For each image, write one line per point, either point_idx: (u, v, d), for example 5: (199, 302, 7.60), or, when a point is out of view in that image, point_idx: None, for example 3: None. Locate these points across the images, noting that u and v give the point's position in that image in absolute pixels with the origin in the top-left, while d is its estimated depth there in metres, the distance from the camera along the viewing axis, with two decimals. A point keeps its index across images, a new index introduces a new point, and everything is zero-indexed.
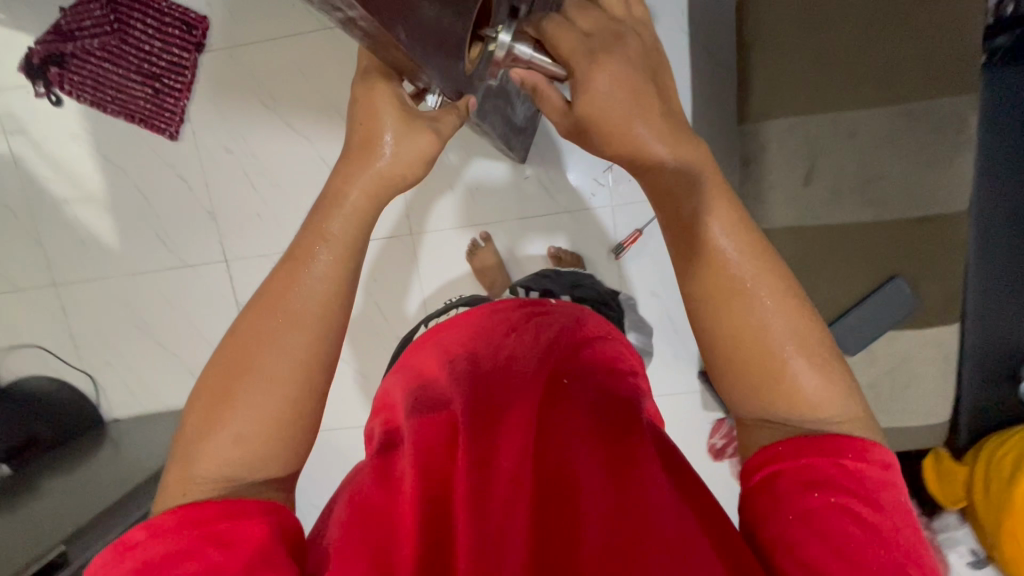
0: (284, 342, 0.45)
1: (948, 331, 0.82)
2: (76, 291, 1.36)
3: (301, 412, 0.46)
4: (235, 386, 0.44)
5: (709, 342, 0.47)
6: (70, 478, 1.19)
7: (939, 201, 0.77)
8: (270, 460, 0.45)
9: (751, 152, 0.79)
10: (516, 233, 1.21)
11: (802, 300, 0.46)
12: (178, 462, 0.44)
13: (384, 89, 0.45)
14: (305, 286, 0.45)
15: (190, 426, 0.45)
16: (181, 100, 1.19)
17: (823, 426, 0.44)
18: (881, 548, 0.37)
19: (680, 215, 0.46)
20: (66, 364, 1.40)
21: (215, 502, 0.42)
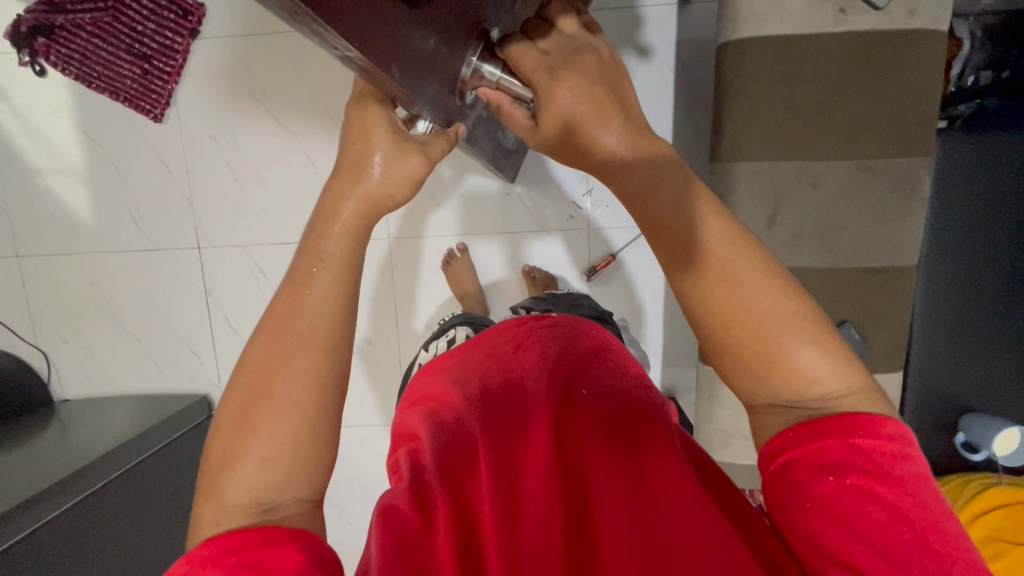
0: (295, 363, 0.45)
1: (892, 379, 0.86)
2: (38, 264, 1.33)
3: (315, 428, 0.45)
4: (254, 412, 0.44)
5: (706, 334, 0.46)
6: (11, 456, 1.15)
7: (891, 254, 0.81)
8: (298, 480, 0.45)
9: (720, 192, 0.82)
10: (494, 247, 1.23)
11: (785, 280, 0.44)
12: (206, 496, 0.44)
13: (376, 112, 0.47)
14: (307, 309, 0.45)
15: (213, 458, 0.44)
16: (169, 83, 1.19)
17: (827, 403, 0.43)
18: (905, 527, 0.38)
19: (653, 218, 0.44)
20: (19, 338, 1.36)
21: (242, 531, 0.42)
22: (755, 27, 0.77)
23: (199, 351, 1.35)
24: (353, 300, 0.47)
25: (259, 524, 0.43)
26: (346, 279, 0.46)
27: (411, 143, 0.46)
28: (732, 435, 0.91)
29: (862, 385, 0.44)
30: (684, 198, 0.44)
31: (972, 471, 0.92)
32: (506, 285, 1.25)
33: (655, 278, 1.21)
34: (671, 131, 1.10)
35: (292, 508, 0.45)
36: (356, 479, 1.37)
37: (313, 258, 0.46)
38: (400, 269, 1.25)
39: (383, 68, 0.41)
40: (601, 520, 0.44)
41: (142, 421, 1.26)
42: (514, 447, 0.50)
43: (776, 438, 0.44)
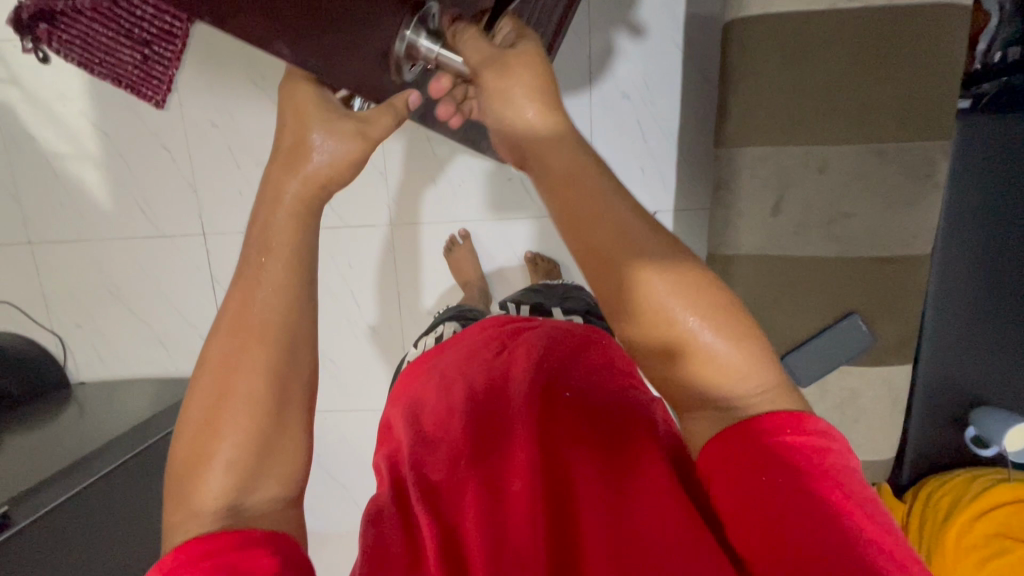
0: (251, 360, 0.44)
1: (900, 372, 0.83)
2: (51, 251, 1.35)
3: (278, 428, 0.45)
4: (218, 414, 0.44)
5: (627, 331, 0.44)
6: (30, 437, 1.20)
7: (902, 243, 0.77)
8: (267, 475, 0.45)
9: (724, 178, 0.80)
10: (494, 234, 1.22)
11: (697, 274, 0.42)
12: (173, 501, 0.44)
13: (307, 92, 0.48)
14: (261, 302, 0.45)
15: (179, 463, 0.44)
16: (170, 68, 1.18)
17: (744, 404, 0.43)
18: (838, 520, 0.36)
19: (573, 208, 0.42)
20: (35, 323, 1.40)
21: (215, 535, 0.41)
22: (762, 3, 0.73)
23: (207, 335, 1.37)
24: (308, 283, 0.47)
25: (228, 528, 0.42)
26: (291, 263, 0.46)
27: (345, 123, 0.47)
28: None
29: (776, 380, 0.43)
30: (613, 205, 0.42)
31: (981, 466, 0.89)
32: (506, 274, 1.24)
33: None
34: (678, 113, 1.07)
35: (265, 504, 0.45)
36: (362, 462, 1.39)
37: (262, 240, 0.46)
38: (400, 255, 1.25)
39: (269, 45, 0.44)
40: (585, 524, 0.43)
41: (155, 404, 1.29)
42: (494, 455, 0.49)
43: (710, 447, 0.43)
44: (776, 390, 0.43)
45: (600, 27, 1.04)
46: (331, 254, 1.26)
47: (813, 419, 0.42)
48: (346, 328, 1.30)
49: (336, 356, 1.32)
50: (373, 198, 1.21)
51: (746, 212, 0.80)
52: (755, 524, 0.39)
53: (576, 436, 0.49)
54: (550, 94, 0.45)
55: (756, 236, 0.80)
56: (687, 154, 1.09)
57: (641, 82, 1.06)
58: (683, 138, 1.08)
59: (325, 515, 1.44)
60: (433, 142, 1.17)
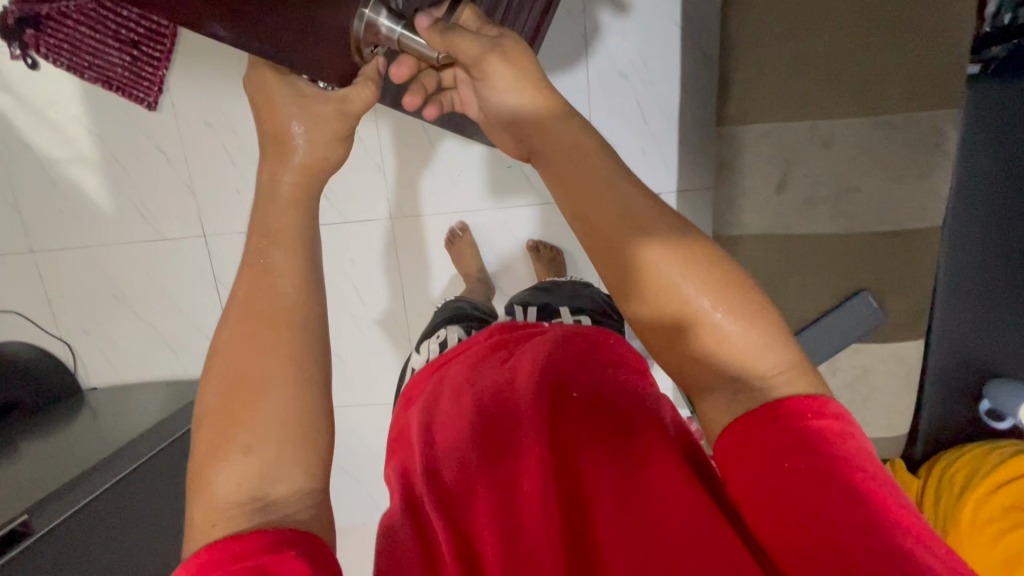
0: (268, 347, 0.44)
1: (913, 346, 0.82)
2: (53, 259, 1.35)
3: (299, 414, 0.44)
4: (238, 401, 0.43)
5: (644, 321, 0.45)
6: (46, 443, 1.21)
7: (911, 216, 0.76)
8: (290, 470, 0.42)
9: (726, 157, 0.79)
10: (495, 223, 1.20)
11: (708, 257, 0.44)
12: (197, 499, 0.41)
13: (274, 81, 0.50)
14: (275, 284, 0.46)
15: (200, 455, 0.42)
16: (160, 69, 1.17)
17: (768, 381, 0.43)
18: (858, 505, 0.36)
19: (580, 206, 0.45)
20: (43, 331, 1.40)
21: (244, 532, 0.39)
22: None
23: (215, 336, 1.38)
24: (314, 274, 0.48)
25: (258, 524, 0.39)
26: (292, 252, 0.47)
27: (323, 105, 0.49)
28: None
29: (795, 356, 0.44)
30: (613, 200, 0.44)
31: (996, 438, 0.88)
32: (509, 266, 1.23)
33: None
34: (677, 91, 1.04)
35: (291, 502, 0.42)
36: (374, 456, 1.40)
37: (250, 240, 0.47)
38: (401, 249, 1.24)
39: (208, 26, 0.45)
40: (598, 523, 0.43)
41: (167, 407, 1.30)
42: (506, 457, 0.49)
43: (727, 433, 0.43)
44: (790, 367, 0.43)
45: (594, 6, 1.01)
46: (333, 254, 1.26)
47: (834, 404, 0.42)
48: (351, 324, 1.30)
49: (342, 352, 1.33)
50: (369, 194, 1.20)
51: (751, 190, 0.78)
52: (772, 509, 0.38)
53: (590, 435, 0.48)
54: (540, 87, 0.48)
55: (762, 216, 0.79)
56: (688, 134, 1.07)
57: (638, 60, 1.03)
58: (683, 117, 1.06)
59: (340, 509, 1.45)
60: (428, 132, 1.15)
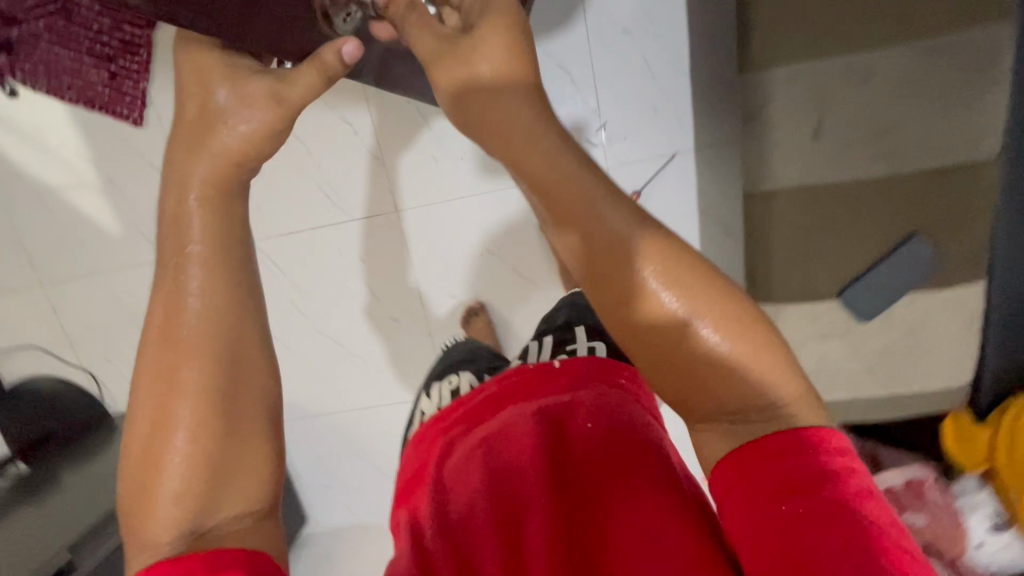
0: (183, 380, 0.47)
1: (974, 292, 0.75)
2: (63, 289, 1.33)
3: (223, 449, 0.47)
4: (155, 442, 0.46)
5: (644, 348, 0.47)
6: (84, 473, 1.22)
7: (967, 149, 0.68)
8: (239, 497, 0.48)
9: (752, 106, 0.72)
10: (505, 204, 1.15)
11: (716, 291, 0.45)
12: (133, 524, 0.47)
13: (212, 62, 0.50)
14: (184, 320, 0.48)
15: (134, 494, 0.47)
16: (140, 82, 1.12)
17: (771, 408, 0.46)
18: (856, 549, 0.39)
19: (575, 218, 0.45)
20: (65, 362, 1.40)
21: (191, 559, 0.44)
22: None
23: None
24: (234, 296, 0.49)
25: (197, 548, 0.45)
26: (199, 288, 0.48)
27: (256, 87, 0.49)
28: None
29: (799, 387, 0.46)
30: (620, 222, 0.45)
31: None
32: (520, 249, 1.18)
33: (683, 211, 1.09)
34: (686, 41, 0.96)
35: (238, 520, 0.48)
36: None
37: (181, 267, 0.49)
38: (412, 241, 1.20)
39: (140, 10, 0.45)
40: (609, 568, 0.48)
41: None
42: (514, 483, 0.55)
43: (723, 461, 0.47)
44: (795, 393, 0.46)
45: None
46: (305, 258, 1.22)
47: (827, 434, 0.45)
48: (370, 324, 1.26)
49: (363, 353, 1.30)
50: (369, 188, 1.16)
51: (782, 140, 0.72)
52: (758, 531, 0.43)
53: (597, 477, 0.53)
54: (518, 75, 0.47)
55: (795, 166, 0.72)
56: (700, 86, 0.99)
57: (641, 11, 0.95)
58: (694, 69, 0.98)
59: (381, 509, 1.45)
60: (424, 115, 1.09)
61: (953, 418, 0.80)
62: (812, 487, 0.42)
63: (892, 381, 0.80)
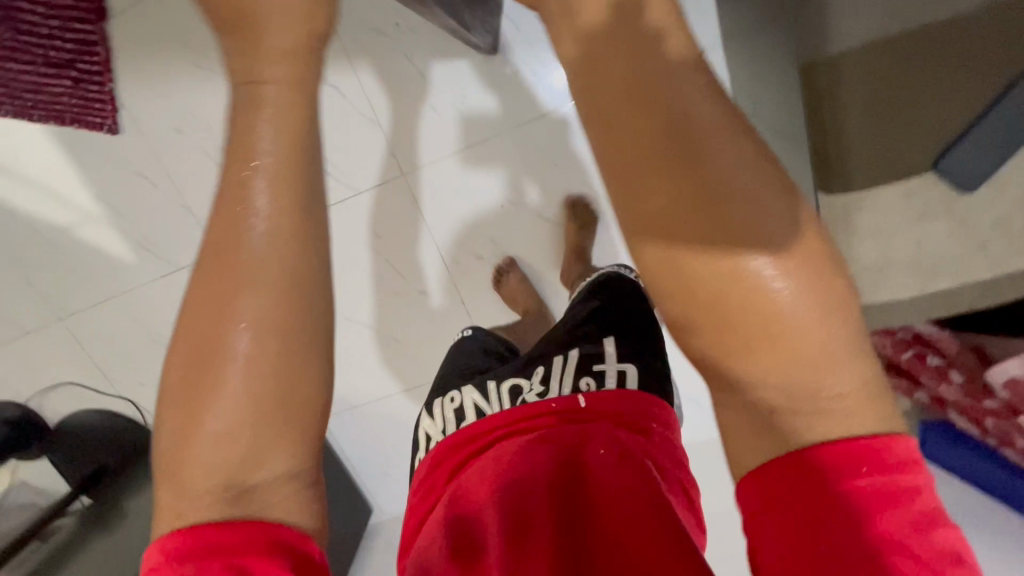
0: (239, 309, 0.40)
1: None
2: (85, 319, 1.29)
3: (288, 408, 0.41)
4: (208, 374, 0.40)
5: (703, 313, 0.35)
6: (138, 510, 1.16)
7: None
8: (275, 453, 0.41)
9: None
10: (522, 144, 1.06)
11: (811, 249, 0.36)
12: (168, 478, 0.40)
13: None
14: (246, 251, 0.40)
15: (172, 424, 0.40)
16: (104, 84, 1.06)
17: (840, 405, 0.36)
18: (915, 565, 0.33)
19: (666, 109, 0.35)
20: (105, 394, 1.37)
21: (224, 525, 0.39)
22: None
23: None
24: (311, 230, 0.42)
25: (228, 515, 0.40)
26: (256, 219, 0.40)
27: None
28: (884, 269, 0.70)
29: (877, 390, 0.37)
30: (765, 191, 0.35)
31: None
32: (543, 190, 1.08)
33: None
34: None
35: (273, 482, 0.41)
36: None
37: (238, 197, 0.40)
38: (427, 204, 1.10)
39: None
40: None
41: None
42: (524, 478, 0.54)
43: (771, 469, 0.37)
44: (853, 393, 0.36)
45: None
46: (337, 235, 1.14)
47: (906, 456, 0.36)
48: (399, 303, 1.18)
49: (398, 335, 1.21)
50: (373, 153, 1.08)
51: None
52: (776, 526, 0.36)
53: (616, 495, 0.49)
54: None
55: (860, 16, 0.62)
56: None
57: None
58: None
59: None
60: (418, 64, 1.03)
61: None
62: (855, 509, 0.34)
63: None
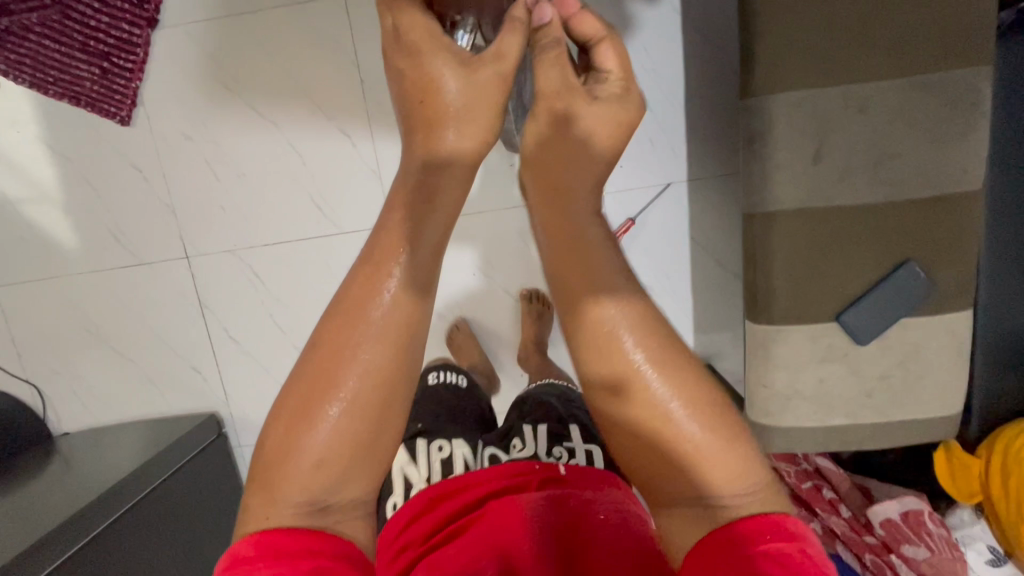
0: (333, 350, 0.51)
1: (964, 322, 0.77)
2: (18, 293, 1.20)
3: (373, 462, 0.52)
4: (301, 422, 0.49)
5: (633, 389, 0.50)
6: (16, 497, 1.05)
7: (952, 178, 0.72)
8: (352, 483, 0.50)
9: (756, 130, 0.75)
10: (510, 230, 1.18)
11: (671, 343, 0.52)
12: (263, 490, 0.48)
13: (426, 33, 0.52)
14: (379, 311, 0.51)
15: (271, 450, 0.49)
16: (133, 81, 1.09)
17: (734, 491, 0.47)
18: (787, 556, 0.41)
19: (567, 244, 0.54)
20: (9, 373, 1.24)
21: (286, 532, 0.46)
22: None
23: (221, 357, 1.22)
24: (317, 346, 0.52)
25: (301, 521, 0.47)
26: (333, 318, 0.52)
27: (463, 66, 0.52)
28: (790, 398, 0.80)
29: (734, 435, 0.49)
30: (663, 379, 0.50)
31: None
32: (511, 265, 1.19)
33: (681, 243, 1.14)
34: (681, 96, 1.06)
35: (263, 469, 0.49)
36: None
37: (392, 252, 0.52)
38: None
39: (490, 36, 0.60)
40: None
41: (146, 450, 1.13)
42: (262, 548, 0.45)
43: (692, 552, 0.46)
44: (731, 447, 0.49)
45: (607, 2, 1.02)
46: (303, 263, 1.17)
47: (797, 526, 0.45)
48: None
49: None
50: (371, 199, 1.13)
51: (788, 158, 0.73)
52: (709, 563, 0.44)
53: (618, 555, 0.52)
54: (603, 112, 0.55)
55: (797, 189, 0.74)
56: (697, 116, 1.07)
57: (643, 52, 1.04)
58: (693, 118, 1.07)
59: None
60: None
61: (942, 449, 0.87)
62: (749, 531, 0.44)
63: (890, 407, 0.79)
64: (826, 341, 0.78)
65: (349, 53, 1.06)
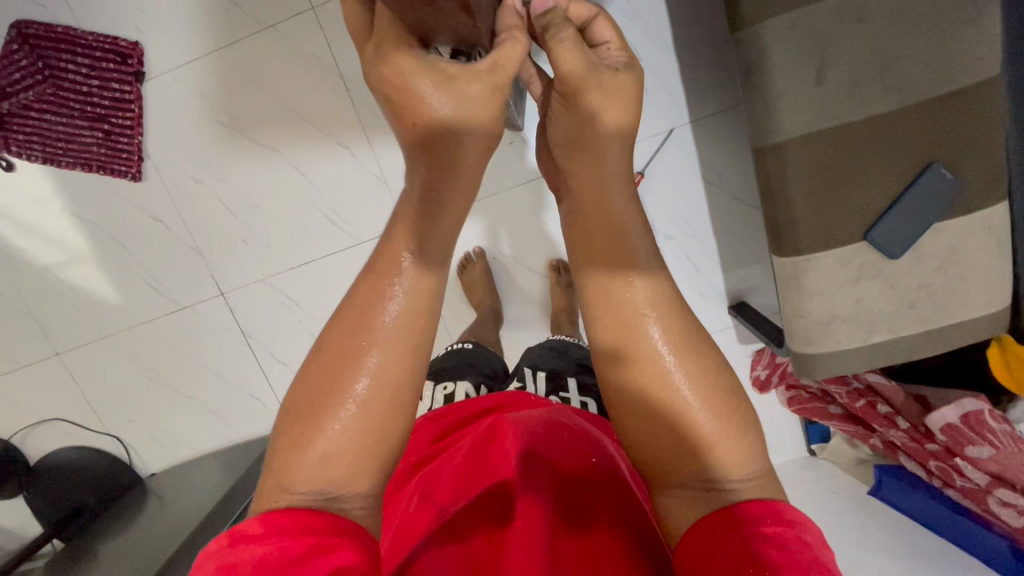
0: (348, 354, 0.52)
1: (999, 214, 0.75)
2: (79, 354, 1.28)
3: (388, 453, 0.53)
4: (319, 416, 0.50)
5: (647, 370, 0.52)
6: (124, 540, 1.14)
7: (968, 69, 0.69)
8: (359, 476, 0.51)
9: (750, 63, 0.72)
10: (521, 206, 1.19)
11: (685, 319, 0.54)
12: (275, 474, 0.50)
13: (410, 60, 0.51)
14: (385, 319, 0.53)
15: (284, 443, 0.51)
16: (134, 137, 1.12)
17: (732, 474, 0.48)
18: (784, 543, 0.41)
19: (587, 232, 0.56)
20: (90, 431, 1.33)
21: (293, 511, 0.47)
22: None
23: (274, 380, 1.28)
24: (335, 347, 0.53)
25: (318, 507, 0.48)
26: (351, 322, 0.53)
27: (447, 80, 0.52)
28: (830, 323, 0.80)
29: (734, 421, 0.50)
30: (676, 367, 0.51)
31: None
32: (528, 241, 1.21)
33: (695, 186, 1.12)
34: (669, 38, 1.03)
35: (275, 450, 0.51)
36: None
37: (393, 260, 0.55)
38: None
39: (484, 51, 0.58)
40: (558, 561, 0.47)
41: (228, 478, 1.21)
42: (269, 525, 0.45)
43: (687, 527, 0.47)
44: (733, 433, 0.49)
45: None
46: (330, 277, 1.20)
47: (796, 511, 0.45)
48: None
49: None
50: (381, 206, 1.15)
51: (791, 86, 0.71)
52: (705, 536, 0.44)
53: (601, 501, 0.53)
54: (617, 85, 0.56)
55: (803, 113, 0.72)
56: (687, 54, 1.04)
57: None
58: (684, 58, 1.04)
59: None
60: None
61: (995, 346, 0.85)
62: (753, 513, 0.44)
63: (934, 314, 0.78)
64: (858, 261, 0.77)
65: (330, 64, 1.07)
